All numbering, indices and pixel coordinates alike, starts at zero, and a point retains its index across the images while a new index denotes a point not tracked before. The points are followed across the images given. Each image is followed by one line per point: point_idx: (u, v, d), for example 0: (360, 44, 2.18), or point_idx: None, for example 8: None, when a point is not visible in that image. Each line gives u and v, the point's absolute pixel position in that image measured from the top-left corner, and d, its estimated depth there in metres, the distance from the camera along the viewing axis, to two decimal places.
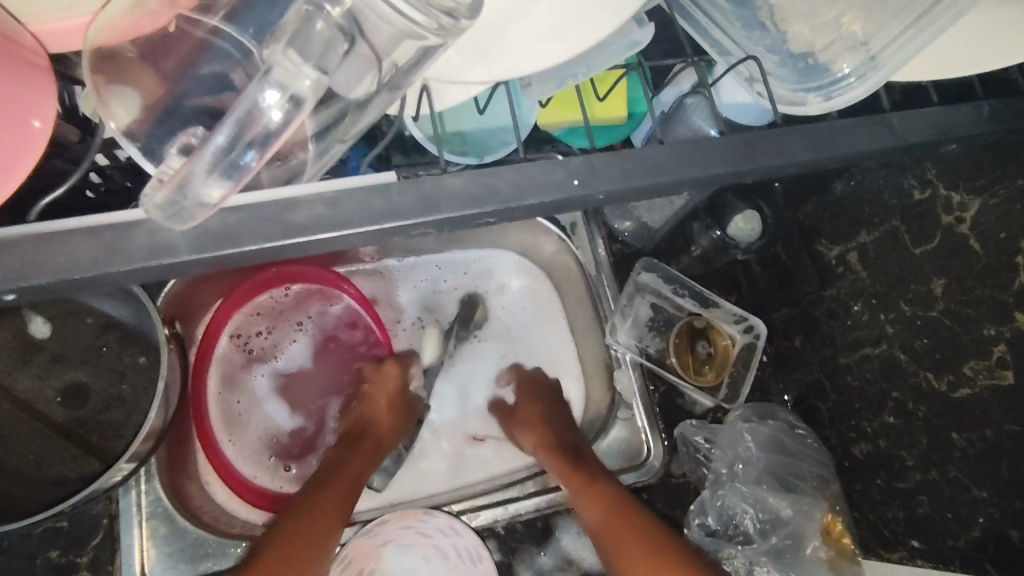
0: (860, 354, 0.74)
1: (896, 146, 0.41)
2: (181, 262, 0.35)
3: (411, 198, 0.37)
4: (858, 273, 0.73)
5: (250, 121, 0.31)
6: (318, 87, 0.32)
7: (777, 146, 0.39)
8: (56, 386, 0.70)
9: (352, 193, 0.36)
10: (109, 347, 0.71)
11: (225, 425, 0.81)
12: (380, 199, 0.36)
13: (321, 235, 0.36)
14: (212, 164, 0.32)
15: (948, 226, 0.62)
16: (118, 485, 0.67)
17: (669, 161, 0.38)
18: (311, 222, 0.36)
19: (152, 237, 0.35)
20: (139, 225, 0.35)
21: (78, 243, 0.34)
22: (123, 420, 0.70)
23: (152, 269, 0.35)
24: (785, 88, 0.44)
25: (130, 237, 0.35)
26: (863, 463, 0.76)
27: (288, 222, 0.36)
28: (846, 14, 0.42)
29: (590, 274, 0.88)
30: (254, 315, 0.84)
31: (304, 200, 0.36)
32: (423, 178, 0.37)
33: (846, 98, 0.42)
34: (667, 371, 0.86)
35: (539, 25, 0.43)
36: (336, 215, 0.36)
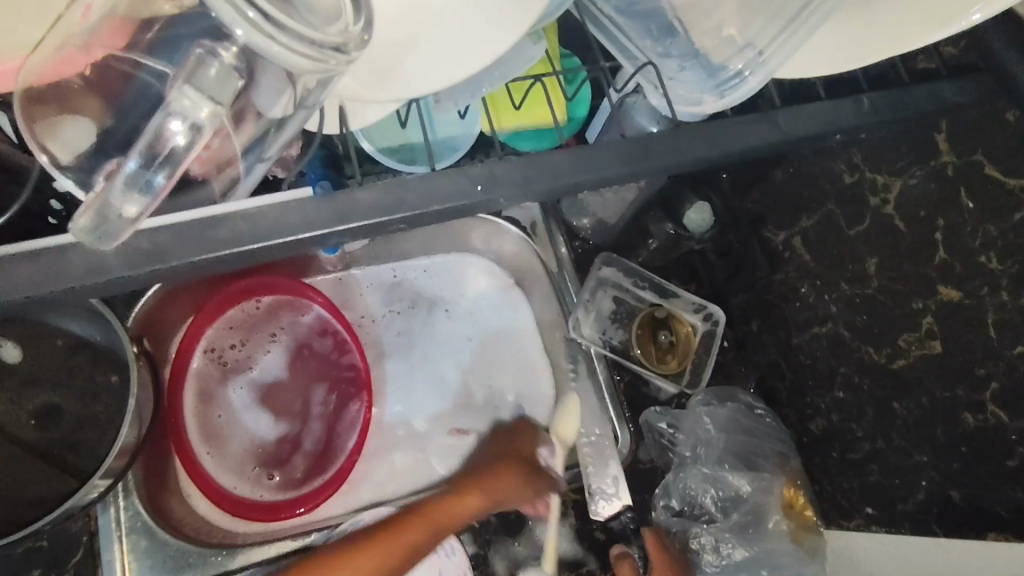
0: (810, 334, 0.78)
1: (796, 138, 0.45)
2: (115, 279, 0.37)
3: (339, 208, 0.39)
4: (801, 256, 0.76)
5: (159, 143, 0.34)
6: (215, 115, 0.35)
7: (684, 145, 0.42)
8: (29, 408, 0.71)
9: (282, 207, 0.39)
10: (80, 367, 0.73)
11: (204, 438, 0.83)
12: (309, 214, 0.39)
13: (258, 246, 0.38)
14: (127, 184, 0.34)
15: (875, 207, 0.65)
16: (95, 502, 0.69)
17: (585, 165, 0.41)
18: (242, 236, 0.38)
19: (99, 259, 0.37)
20: (76, 247, 0.37)
21: (18, 267, 0.37)
22: (96, 438, 0.72)
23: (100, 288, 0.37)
24: (684, 89, 0.46)
25: (76, 257, 0.37)
26: (819, 437, 0.79)
27: (225, 236, 0.38)
28: (725, 20, 0.45)
29: (551, 271, 0.93)
30: (227, 328, 0.85)
31: (233, 217, 0.39)
32: (339, 192, 0.40)
33: (737, 94, 0.43)
34: (632, 362, 0.88)
35: (460, 38, 0.46)
36: (275, 231, 0.39)
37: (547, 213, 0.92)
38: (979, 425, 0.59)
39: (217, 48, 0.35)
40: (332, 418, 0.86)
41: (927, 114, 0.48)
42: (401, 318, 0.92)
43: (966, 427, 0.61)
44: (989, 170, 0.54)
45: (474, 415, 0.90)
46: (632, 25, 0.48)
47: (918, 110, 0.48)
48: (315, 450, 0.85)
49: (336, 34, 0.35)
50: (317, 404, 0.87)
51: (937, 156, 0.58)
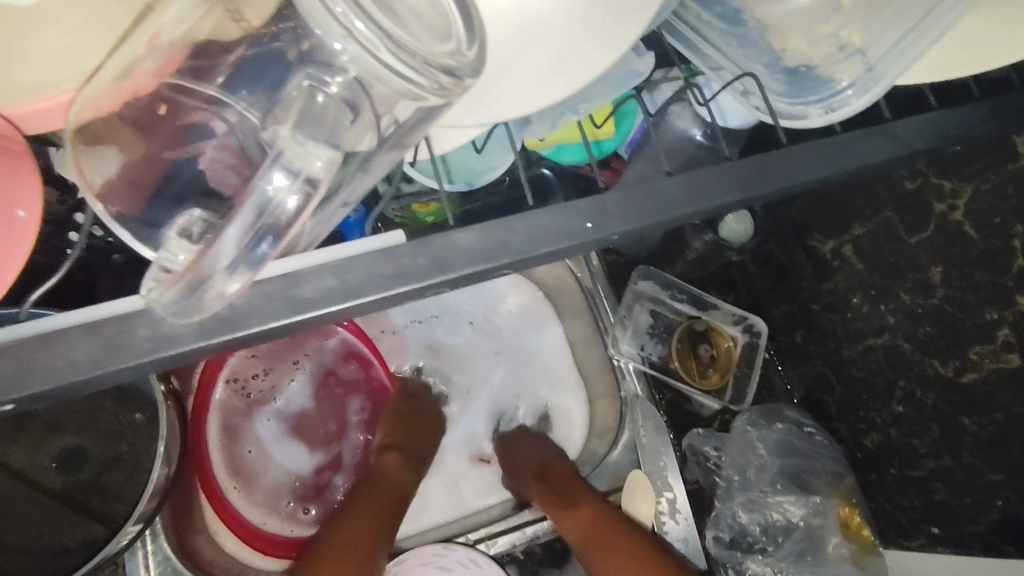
0: (863, 346, 0.74)
1: (894, 152, 0.41)
2: (183, 353, 0.34)
3: (407, 259, 0.36)
4: (854, 265, 0.73)
5: (264, 210, 0.30)
6: (329, 166, 0.31)
7: (794, 166, 0.39)
8: (52, 452, 0.67)
9: (362, 262, 0.36)
10: (101, 409, 0.68)
11: (232, 475, 0.79)
12: (392, 264, 0.36)
13: (341, 303, 0.35)
14: (235, 254, 0.30)
15: (941, 213, 0.62)
16: (123, 550, 0.66)
17: (677, 193, 0.38)
18: (322, 296, 0.35)
19: (149, 324, 0.34)
20: (135, 319, 0.34)
21: (78, 339, 0.33)
22: (124, 480, 0.68)
23: (153, 346, 0.34)
24: (783, 103, 0.43)
25: (135, 323, 0.34)
26: (875, 453, 0.76)
27: (294, 290, 0.35)
28: (845, 28, 0.43)
29: (585, 285, 0.88)
30: (251, 356, 0.82)
31: (314, 273, 0.35)
32: (433, 236, 0.36)
33: (846, 111, 0.40)
34: (672, 377, 0.85)
35: (533, 56, 0.43)
36: (351, 288, 0.35)
37: None
38: None
39: (325, 78, 0.33)
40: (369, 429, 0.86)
41: None
42: (431, 338, 0.88)
43: None
44: None
45: None
46: (727, 32, 0.45)
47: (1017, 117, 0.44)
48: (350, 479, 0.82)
49: (448, 55, 0.32)
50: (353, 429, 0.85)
51: (1015, 160, 0.55)
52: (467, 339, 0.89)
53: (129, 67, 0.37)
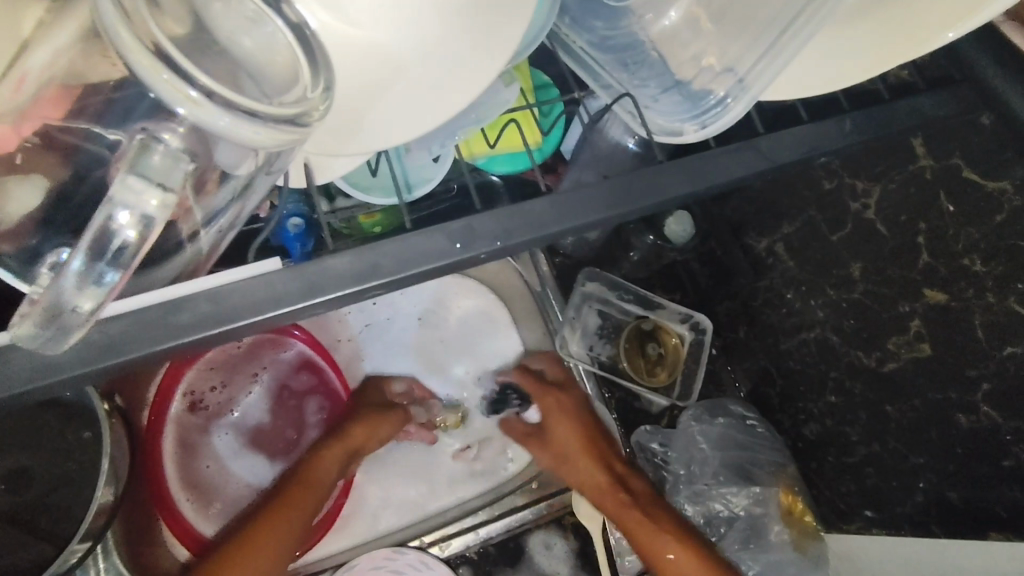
0: (799, 339, 0.77)
1: (770, 164, 0.45)
2: (77, 375, 0.36)
3: (305, 281, 0.39)
4: (785, 262, 0.76)
5: (104, 241, 0.32)
6: (165, 204, 0.33)
7: (660, 184, 0.43)
8: (0, 471, 0.68)
9: (240, 288, 0.38)
10: (50, 426, 0.70)
11: (185, 488, 0.80)
12: (268, 291, 0.38)
13: (244, 322, 0.38)
14: (79, 283, 0.32)
15: (856, 213, 0.65)
16: (73, 568, 0.66)
17: (558, 212, 0.41)
18: (200, 322, 0.37)
19: (36, 357, 0.36)
20: (20, 349, 0.36)
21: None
22: (72, 498, 0.69)
23: (69, 370, 0.36)
24: (661, 118, 0.46)
25: (17, 353, 0.36)
26: (815, 442, 0.79)
27: (197, 313, 0.37)
28: (708, 49, 0.45)
29: (535, 291, 0.92)
30: (208, 369, 0.82)
31: (194, 299, 0.37)
32: (308, 263, 0.39)
33: (720, 123, 0.42)
34: (620, 376, 0.87)
35: (414, 91, 0.45)
36: (228, 314, 0.38)
37: None
38: (972, 425, 0.59)
39: (161, 133, 0.32)
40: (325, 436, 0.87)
41: (900, 135, 0.48)
42: (386, 347, 0.90)
43: (960, 428, 0.60)
44: (967, 174, 0.54)
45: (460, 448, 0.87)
46: (606, 58, 0.49)
47: (891, 131, 0.49)
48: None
49: (291, 104, 0.34)
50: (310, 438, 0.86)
51: (915, 161, 0.58)
52: (421, 347, 0.90)
53: (12, 111, 0.36)
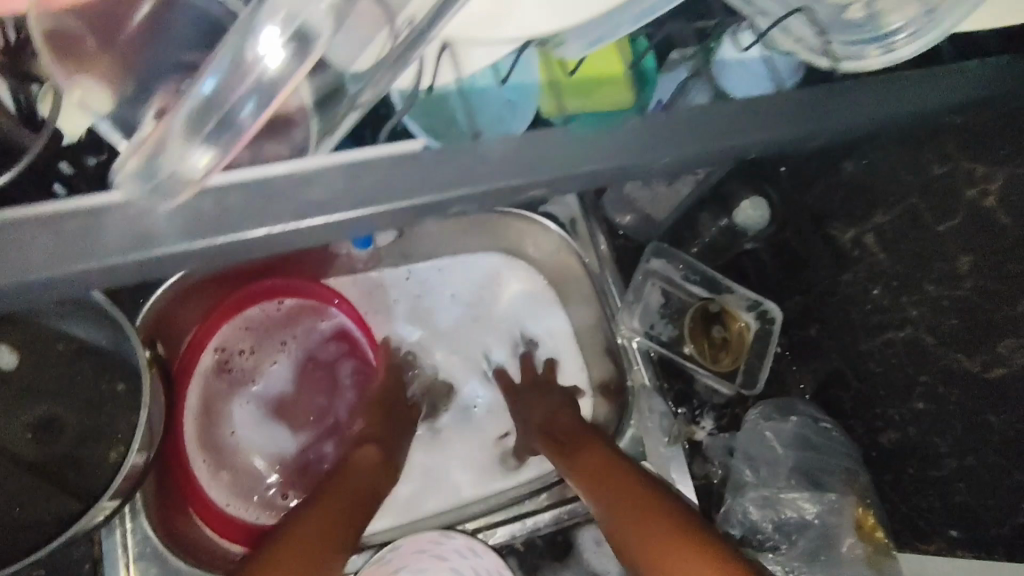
0: (884, 339, 0.71)
1: None
2: (198, 247, 0.36)
3: (394, 186, 0.38)
4: (875, 255, 0.70)
5: (242, 74, 0.32)
6: (333, 15, 0.32)
7: (783, 116, 0.44)
8: (26, 420, 0.65)
9: (374, 165, 0.38)
10: (82, 375, 0.66)
11: (202, 453, 0.78)
12: (406, 169, 0.38)
13: (332, 217, 0.37)
14: (187, 133, 0.33)
15: (972, 200, 0.59)
16: (99, 527, 0.62)
17: (694, 133, 0.43)
18: (333, 202, 0.37)
19: (141, 220, 0.35)
20: (127, 208, 0.36)
21: (45, 233, 0.35)
22: (101, 454, 0.65)
23: (157, 253, 0.35)
24: (841, 36, 0.43)
25: (129, 209, 0.36)
26: (892, 451, 0.73)
27: (280, 200, 0.37)
28: None
29: (594, 272, 0.85)
30: (244, 329, 0.82)
31: (325, 175, 0.38)
32: (444, 152, 0.39)
33: (913, 48, 0.43)
34: (682, 360, 0.83)
35: None
36: (365, 191, 0.38)
37: (587, 209, 0.86)
38: None
39: None
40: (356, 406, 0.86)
41: None
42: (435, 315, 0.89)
43: None
44: None
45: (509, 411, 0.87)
46: None
47: None
48: (318, 466, 0.81)
49: None
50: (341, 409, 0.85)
51: None
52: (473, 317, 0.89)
53: None
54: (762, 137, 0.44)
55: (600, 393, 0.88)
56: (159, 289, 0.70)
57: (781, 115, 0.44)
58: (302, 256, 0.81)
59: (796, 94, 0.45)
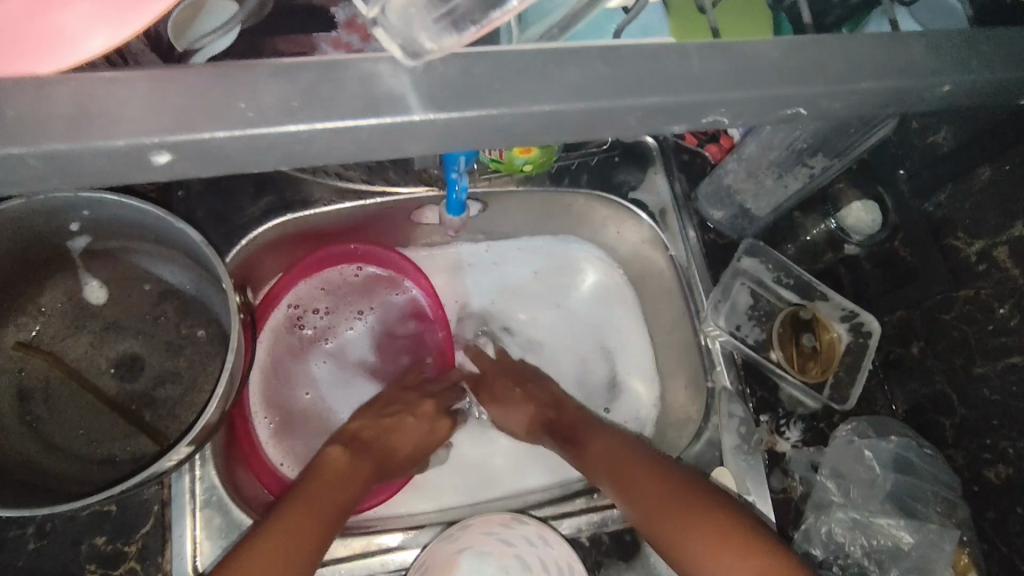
0: (1005, 364, 0.65)
1: None
2: (360, 127, 0.32)
3: (548, 85, 0.34)
4: (1006, 271, 0.64)
5: None
6: None
7: (999, 62, 0.40)
8: (110, 356, 0.65)
9: (529, 59, 0.34)
10: (166, 317, 0.67)
11: (265, 410, 0.77)
12: (565, 73, 0.34)
13: (485, 106, 0.33)
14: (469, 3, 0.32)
15: None
16: (171, 470, 0.61)
17: (904, 74, 0.38)
18: (493, 89, 0.33)
19: (360, 92, 0.32)
20: (343, 73, 0.32)
21: (268, 82, 0.31)
22: (179, 397, 0.65)
23: (345, 128, 0.32)
24: None
25: (345, 77, 0.32)
26: (1000, 487, 0.67)
27: (441, 86, 0.33)
28: None
29: (680, 266, 0.82)
30: (320, 290, 0.82)
31: (483, 62, 0.33)
32: (608, 60, 0.34)
33: None
34: (768, 362, 0.77)
35: None
36: (533, 90, 0.33)
37: (678, 201, 0.83)
38: None
39: None
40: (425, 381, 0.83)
41: None
42: (510, 297, 0.88)
43: None
44: None
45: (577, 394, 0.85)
46: None
47: None
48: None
49: None
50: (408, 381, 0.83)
51: None
52: (546, 302, 0.88)
53: None
54: (936, 92, 0.39)
55: (671, 391, 0.84)
56: (243, 242, 0.72)
57: (961, 70, 0.39)
58: (383, 220, 0.80)
59: (981, 49, 0.40)
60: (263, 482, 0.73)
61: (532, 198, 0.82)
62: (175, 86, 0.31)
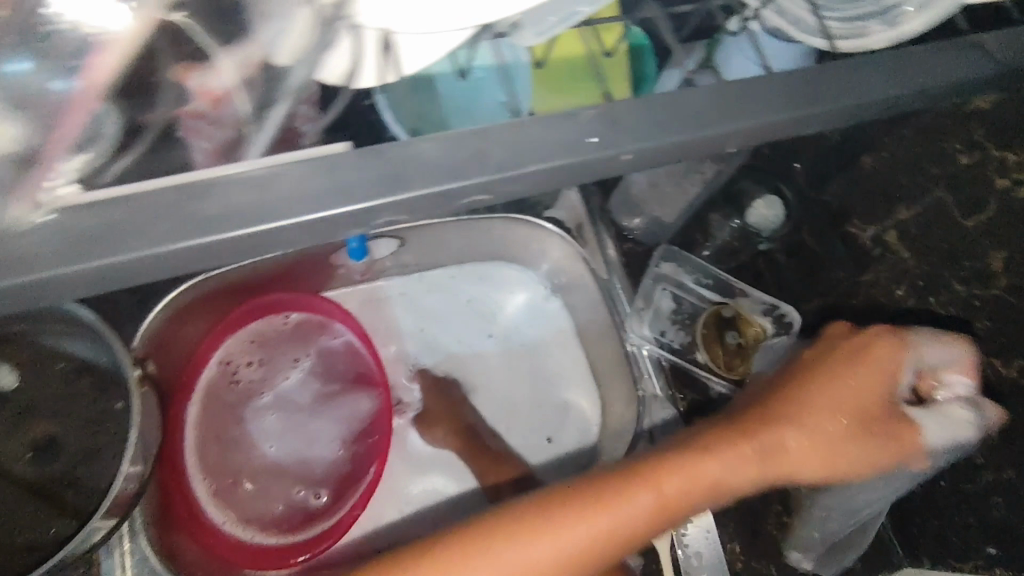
0: None
1: (945, 85, 0.36)
2: (80, 272, 0.29)
3: (351, 172, 0.31)
4: (899, 255, 0.66)
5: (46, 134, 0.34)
6: None
7: (861, 72, 0.35)
8: (27, 440, 0.65)
9: (321, 169, 0.31)
10: (82, 393, 0.66)
11: (203, 473, 0.75)
12: (364, 170, 0.31)
13: (266, 223, 0.30)
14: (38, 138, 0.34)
15: (1002, 191, 0.55)
16: (99, 545, 0.61)
17: (749, 95, 0.34)
18: (274, 204, 0.31)
19: (45, 243, 0.29)
20: (27, 231, 0.29)
21: (41, 240, 0.29)
22: (101, 472, 0.64)
23: (46, 281, 0.29)
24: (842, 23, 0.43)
25: (31, 231, 0.29)
26: None
27: (216, 208, 0.30)
28: None
29: (601, 278, 0.83)
30: (249, 343, 0.81)
31: (254, 177, 0.31)
32: (412, 145, 0.32)
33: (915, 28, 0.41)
34: (693, 366, 0.80)
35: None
36: (320, 198, 0.31)
37: (594, 216, 0.85)
38: None
39: None
40: (371, 416, 0.80)
41: None
42: (445, 325, 0.87)
43: None
44: None
45: (516, 415, 0.84)
46: None
47: None
48: (341, 471, 0.79)
49: None
50: (361, 409, 0.81)
51: None
52: (491, 327, 0.87)
53: None
54: (783, 120, 0.34)
55: (608, 402, 0.85)
56: (158, 307, 0.71)
57: None
58: (304, 266, 0.80)
59: (839, 68, 0.35)
60: (203, 542, 0.73)
61: (452, 229, 0.84)
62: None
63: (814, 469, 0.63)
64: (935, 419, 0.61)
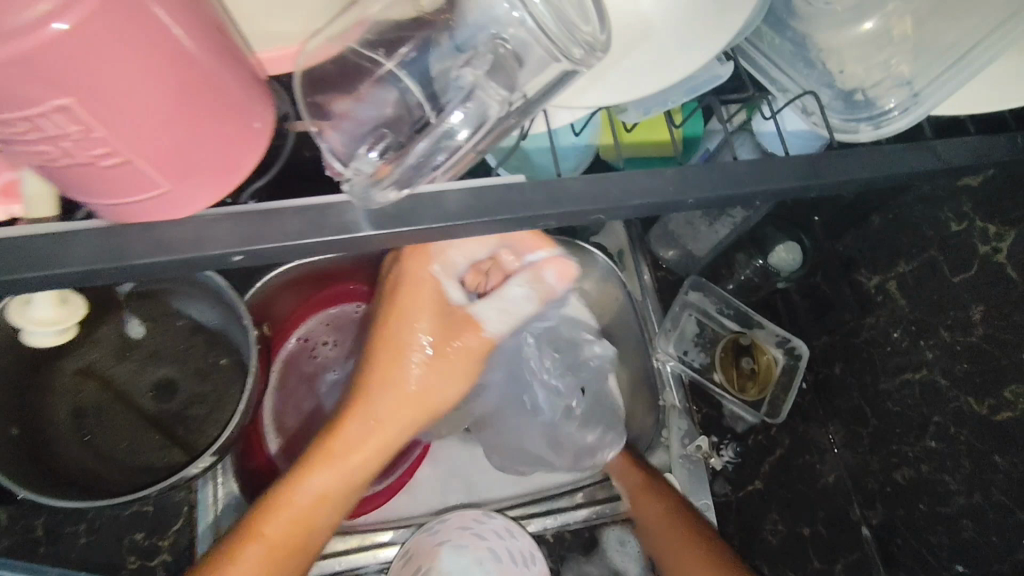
0: (900, 380, 0.77)
1: (935, 165, 0.47)
2: (362, 238, 0.39)
3: (513, 186, 0.41)
4: (898, 302, 0.76)
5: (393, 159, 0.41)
6: (504, 103, 0.42)
7: (876, 151, 0.46)
8: (149, 381, 0.78)
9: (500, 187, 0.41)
10: (195, 348, 0.79)
11: (275, 430, 0.88)
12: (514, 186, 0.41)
13: (463, 222, 0.39)
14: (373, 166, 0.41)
15: (985, 255, 0.65)
16: (198, 476, 0.73)
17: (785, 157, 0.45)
18: (465, 211, 0.39)
19: (339, 221, 0.39)
20: (336, 209, 0.39)
21: (291, 218, 0.38)
22: (206, 415, 0.77)
23: (326, 241, 0.38)
24: (838, 119, 0.52)
25: (346, 209, 0.39)
26: (905, 487, 0.77)
27: (432, 206, 0.40)
28: (895, 57, 0.51)
29: (637, 299, 0.94)
30: (325, 324, 0.93)
31: (457, 192, 0.40)
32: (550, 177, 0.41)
33: (896, 126, 0.50)
34: (711, 384, 0.90)
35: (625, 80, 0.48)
36: (489, 203, 0.40)
37: (634, 244, 0.97)
38: None
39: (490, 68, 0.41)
40: None
41: None
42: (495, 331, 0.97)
43: None
44: None
45: None
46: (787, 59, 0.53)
47: None
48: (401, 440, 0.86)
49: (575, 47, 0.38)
50: None
51: None
52: None
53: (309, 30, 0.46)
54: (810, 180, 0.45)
55: None
56: (263, 282, 0.83)
57: None
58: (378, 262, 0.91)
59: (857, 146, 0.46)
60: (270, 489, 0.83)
61: None
62: (282, 221, 0.38)
63: (409, 418, 0.68)
64: (496, 312, 0.66)
